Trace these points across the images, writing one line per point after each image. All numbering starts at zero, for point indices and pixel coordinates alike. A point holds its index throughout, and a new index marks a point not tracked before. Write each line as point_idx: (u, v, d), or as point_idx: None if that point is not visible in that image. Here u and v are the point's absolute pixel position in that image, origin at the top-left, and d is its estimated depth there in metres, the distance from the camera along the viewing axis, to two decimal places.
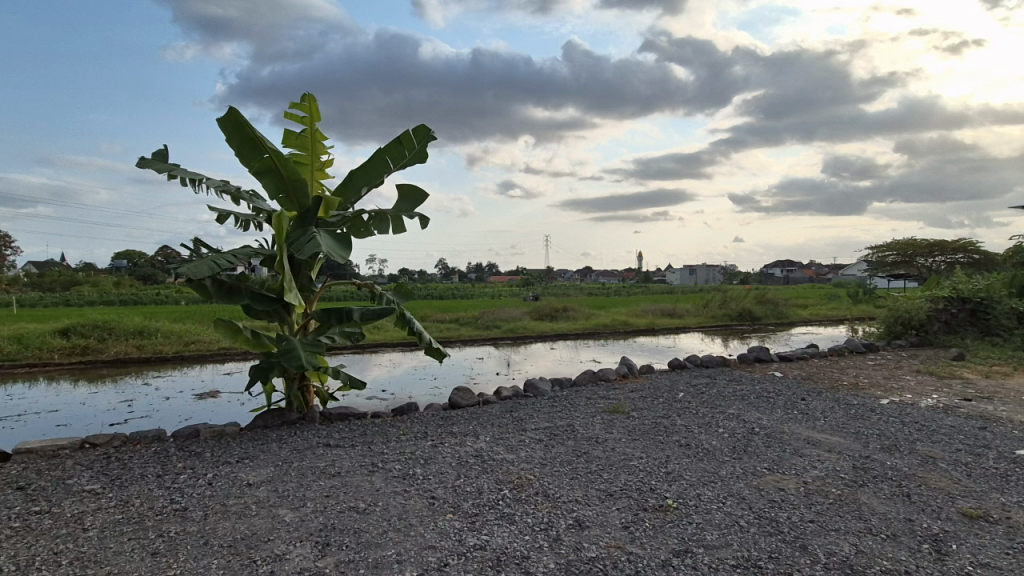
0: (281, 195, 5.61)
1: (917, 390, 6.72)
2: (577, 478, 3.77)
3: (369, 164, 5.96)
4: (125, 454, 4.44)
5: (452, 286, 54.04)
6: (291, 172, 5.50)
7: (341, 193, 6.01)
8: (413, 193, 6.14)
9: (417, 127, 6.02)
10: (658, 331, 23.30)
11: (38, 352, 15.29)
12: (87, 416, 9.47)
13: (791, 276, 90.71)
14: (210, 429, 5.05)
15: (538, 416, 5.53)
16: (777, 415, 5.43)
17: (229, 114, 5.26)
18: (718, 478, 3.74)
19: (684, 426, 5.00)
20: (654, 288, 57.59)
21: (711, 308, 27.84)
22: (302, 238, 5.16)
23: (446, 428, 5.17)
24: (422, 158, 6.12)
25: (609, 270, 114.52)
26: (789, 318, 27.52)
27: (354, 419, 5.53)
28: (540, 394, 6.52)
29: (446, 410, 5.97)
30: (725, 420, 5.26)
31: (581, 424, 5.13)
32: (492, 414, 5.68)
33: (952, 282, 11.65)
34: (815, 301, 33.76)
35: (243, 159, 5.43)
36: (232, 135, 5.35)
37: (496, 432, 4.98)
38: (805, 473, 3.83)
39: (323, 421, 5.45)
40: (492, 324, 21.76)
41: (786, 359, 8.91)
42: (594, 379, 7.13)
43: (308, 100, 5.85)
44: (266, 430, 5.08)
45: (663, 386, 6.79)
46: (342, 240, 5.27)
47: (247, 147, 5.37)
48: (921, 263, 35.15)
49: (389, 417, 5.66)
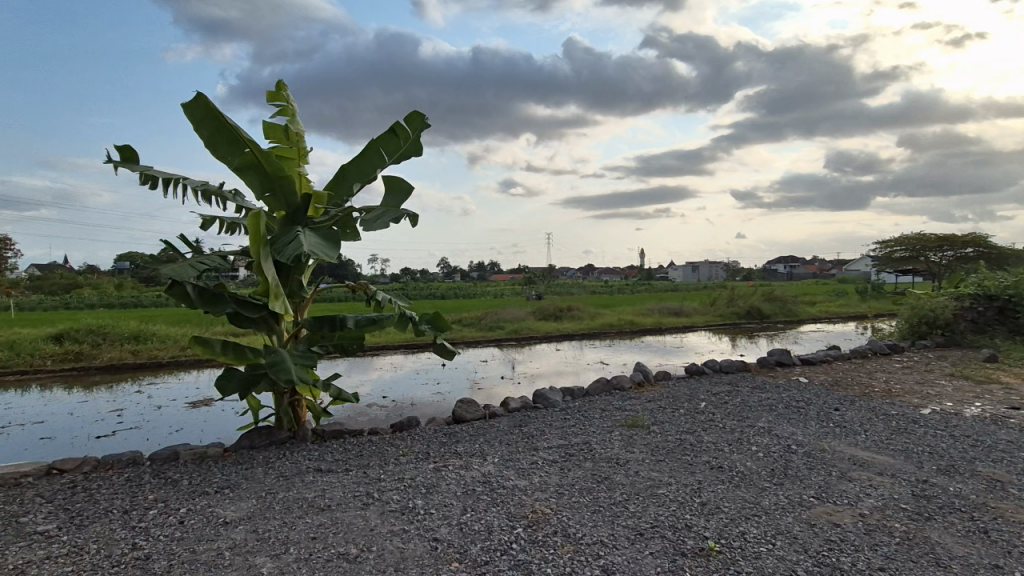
0: (267, 193, 5.16)
1: (957, 397, 6.23)
2: (601, 512, 3.30)
3: (362, 157, 5.52)
4: (94, 483, 4.00)
5: (455, 286, 53.71)
6: (274, 167, 5.06)
7: (332, 190, 5.57)
8: (401, 187, 5.70)
9: (412, 115, 5.57)
10: (665, 330, 22.83)
11: (31, 358, 14.90)
12: (74, 429, 9.04)
13: (795, 273, 90.06)
14: (191, 451, 4.61)
15: (551, 432, 5.07)
16: (812, 430, 4.95)
17: (197, 104, 4.80)
18: (761, 510, 3.28)
19: (712, 444, 4.53)
20: (657, 286, 57.05)
21: (719, 306, 27.24)
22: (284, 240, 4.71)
23: (449, 447, 4.71)
24: (417, 149, 5.68)
25: (612, 269, 114.01)
26: (798, 315, 27.00)
27: (349, 438, 5.08)
28: (551, 405, 6.04)
29: (449, 425, 5.52)
30: (756, 435, 4.79)
31: (598, 442, 4.66)
32: (499, 429, 5.22)
33: (978, 278, 11.12)
34: (823, 298, 33.25)
35: (219, 155, 4.97)
36: (203, 128, 4.89)
37: (505, 452, 4.52)
38: (859, 502, 3.36)
39: (315, 440, 5.01)
40: (496, 325, 21.31)
41: (808, 362, 8.44)
42: (608, 388, 6.67)
43: (281, 87, 5.49)
44: (253, 452, 4.64)
45: (682, 395, 6.33)
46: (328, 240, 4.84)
47: (223, 141, 4.92)
48: (929, 258, 34.53)
49: (387, 434, 5.20)
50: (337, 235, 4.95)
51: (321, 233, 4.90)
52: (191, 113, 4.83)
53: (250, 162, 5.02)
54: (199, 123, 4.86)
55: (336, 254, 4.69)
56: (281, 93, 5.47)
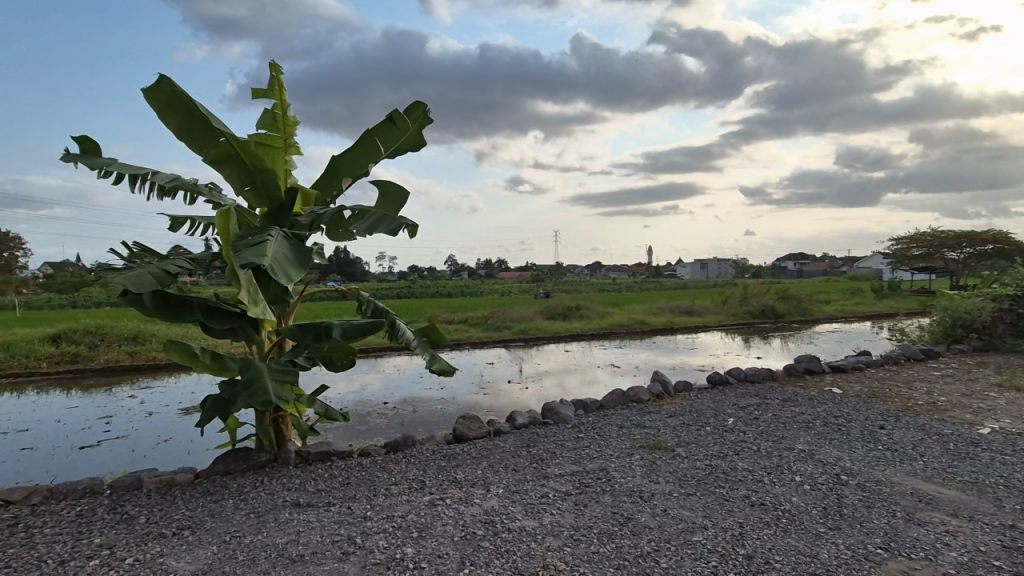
0: (247, 187, 4.65)
1: (1015, 413, 5.58)
2: (626, 567, 2.73)
3: (356, 148, 4.92)
4: (38, 519, 3.50)
5: (462, 284, 53.18)
6: (255, 159, 4.52)
7: (322, 185, 5.05)
8: (397, 194, 4.99)
9: (414, 105, 4.99)
10: (677, 330, 22.20)
11: (26, 360, 14.46)
12: (58, 437, 8.60)
13: (805, 271, 88.84)
14: (157, 478, 4.11)
15: (563, 454, 4.52)
16: (860, 454, 4.35)
17: (160, 88, 4.16)
18: (821, 567, 2.70)
19: (749, 473, 3.96)
20: (665, 283, 56.41)
21: (731, 305, 26.53)
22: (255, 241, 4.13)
23: (448, 475, 4.17)
24: (416, 141, 5.10)
25: (620, 266, 113.12)
26: (813, 314, 26.27)
27: (337, 461, 4.56)
28: (561, 421, 5.49)
29: (449, 445, 4.98)
30: (798, 461, 4.21)
31: (616, 469, 4.11)
32: (504, 451, 4.68)
33: (1018, 277, 10.39)
34: (838, 296, 32.42)
35: (190, 145, 4.41)
36: (171, 115, 4.31)
37: (510, 481, 3.98)
38: (940, 557, 2.77)
39: (299, 463, 4.50)
40: (503, 325, 20.74)
41: (839, 369, 7.82)
42: (624, 401, 6.08)
43: (273, 69, 4.89)
44: (226, 480, 4.13)
45: (706, 408, 5.77)
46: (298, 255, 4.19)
47: (195, 130, 4.36)
48: (947, 255, 33.57)
49: (381, 456, 4.69)
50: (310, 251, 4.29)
51: (295, 245, 4.27)
52: (153, 97, 4.21)
53: (226, 153, 4.48)
54: (164, 109, 4.26)
55: (293, 279, 3.92)
56: (273, 76, 4.89)
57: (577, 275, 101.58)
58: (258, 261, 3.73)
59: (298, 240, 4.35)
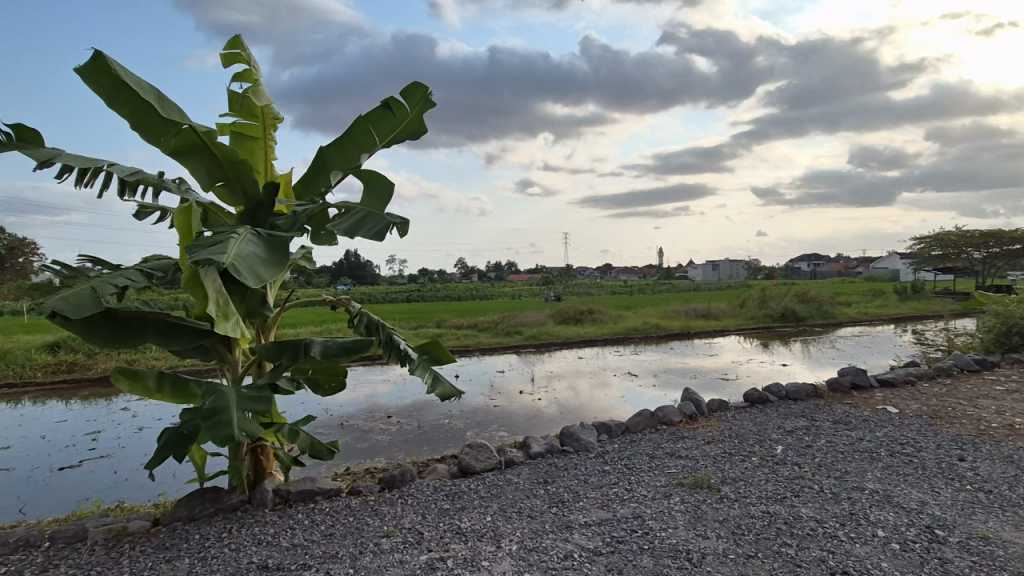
0: (219, 182, 3.97)
1: None
2: None
3: (346, 137, 4.24)
4: None
5: (472, 287, 52.56)
6: (225, 150, 3.86)
7: (309, 179, 4.34)
8: (383, 185, 4.22)
9: (412, 85, 4.22)
10: (694, 334, 21.38)
11: (21, 370, 13.98)
12: (38, 457, 8.03)
13: (820, 272, 87.28)
14: (107, 527, 3.49)
15: (587, 495, 3.81)
16: (948, 498, 3.59)
17: (99, 68, 3.43)
18: None
19: (818, 527, 3.22)
20: (677, 286, 55.25)
21: (749, 307, 25.62)
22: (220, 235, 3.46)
23: (450, 523, 3.49)
24: (416, 129, 4.37)
25: (631, 268, 111.95)
26: (835, 318, 25.28)
27: (322, 501, 3.93)
28: (583, 449, 4.79)
29: (453, 479, 4.33)
30: (875, 508, 3.47)
31: (655, 519, 3.39)
32: (517, 489, 4.00)
33: None
34: (859, 297, 31.38)
35: (144, 136, 3.70)
36: (117, 99, 3.59)
37: (525, 533, 3.27)
38: None
39: (278, 505, 3.86)
40: (514, 330, 20.05)
41: (888, 382, 7.05)
42: (653, 423, 5.37)
43: (237, 43, 4.25)
44: (187, 529, 3.50)
45: (748, 433, 5.06)
46: (272, 255, 3.46)
47: (150, 117, 3.65)
48: (971, 255, 32.38)
49: (373, 494, 4.07)
50: (287, 246, 3.60)
51: (265, 238, 3.58)
52: (96, 81, 3.51)
53: (190, 142, 3.81)
54: (110, 94, 3.56)
55: (264, 280, 3.20)
56: (238, 53, 4.25)
57: (588, 276, 100.65)
58: (214, 258, 3.01)
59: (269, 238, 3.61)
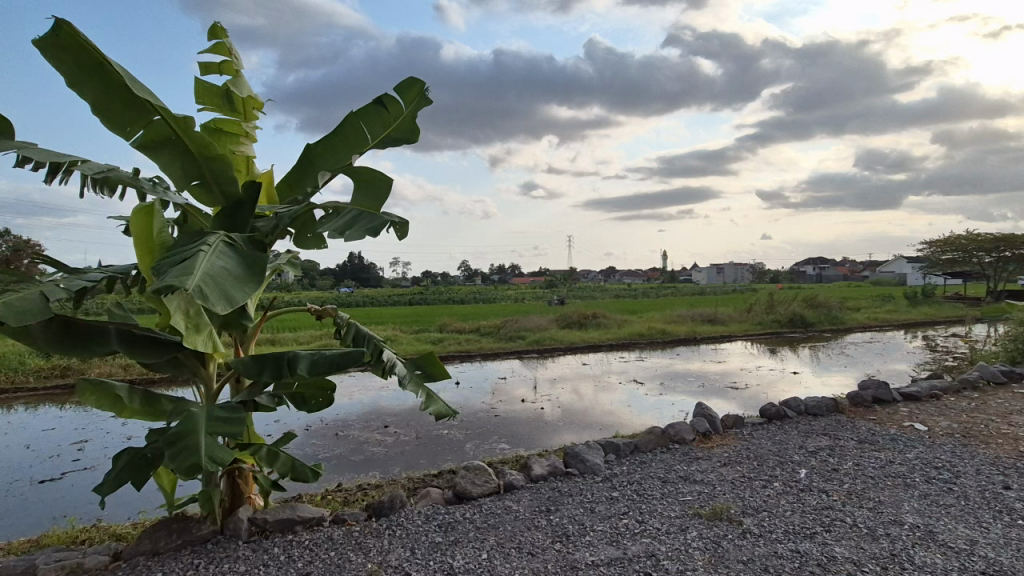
0: (195, 181, 3.56)
1: None
2: None
3: (337, 135, 3.83)
4: None
5: (475, 290, 52.26)
6: (202, 144, 3.47)
7: (292, 180, 3.89)
8: (377, 184, 3.86)
9: (407, 81, 3.86)
10: (701, 339, 20.95)
11: (13, 374, 13.66)
12: (19, 469, 7.69)
13: (825, 276, 86.56)
14: (60, 564, 3.15)
15: (595, 528, 3.44)
16: (999, 535, 3.21)
17: (59, 42, 3.01)
18: None
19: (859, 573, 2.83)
20: (683, 289, 54.72)
21: (757, 312, 25.15)
22: (188, 246, 3.06)
23: (441, 559, 3.13)
24: (411, 129, 4.01)
25: (634, 271, 111.46)
26: (845, 323, 24.77)
27: (301, 533, 3.59)
28: (589, 472, 4.43)
29: (447, 506, 3.98)
30: (921, 548, 3.07)
31: (671, 560, 3.00)
32: (517, 519, 3.64)
33: None
34: (867, 302, 30.86)
35: (111, 124, 3.30)
36: (83, 81, 3.21)
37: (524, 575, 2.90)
38: None
39: (254, 536, 3.51)
40: (517, 335, 19.67)
41: (911, 396, 6.66)
42: (665, 442, 5.01)
43: (218, 32, 3.87)
44: (149, 565, 3.16)
45: (767, 454, 4.70)
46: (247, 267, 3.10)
47: (117, 103, 3.27)
48: (981, 260, 31.80)
49: (358, 524, 3.72)
50: (264, 259, 3.21)
51: (240, 252, 3.16)
52: (56, 58, 3.09)
53: (163, 135, 3.43)
54: (73, 75, 3.16)
55: (235, 304, 2.81)
56: (219, 43, 3.88)
57: (592, 279, 100.21)
58: (180, 280, 2.60)
59: (240, 249, 3.22)
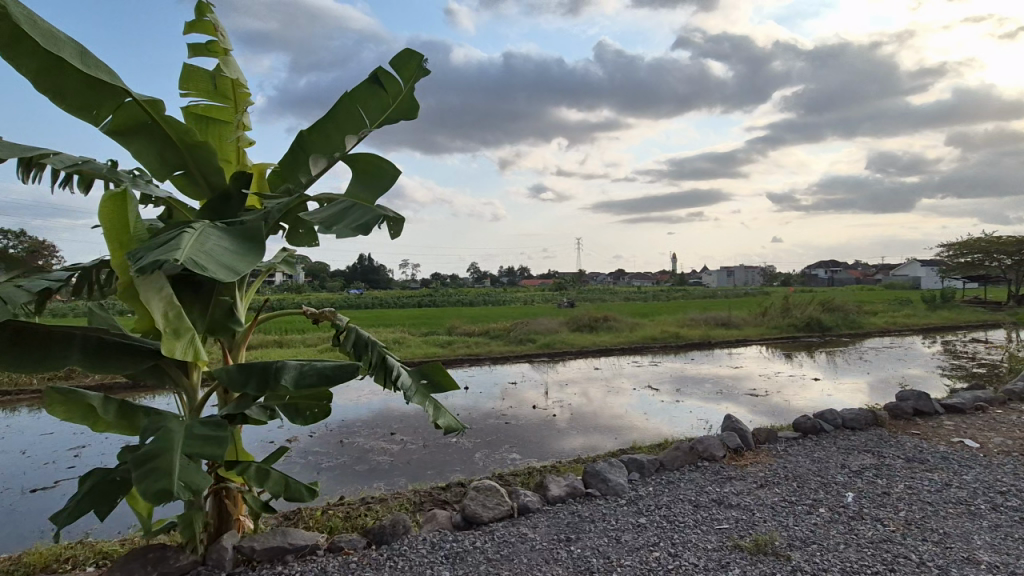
0: (177, 171, 3.21)
1: None
2: None
3: (331, 118, 3.46)
4: None
5: (484, 292, 51.89)
6: (183, 130, 3.10)
7: (283, 170, 3.53)
8: (375, 172, 3.49)
9: (404, 55, 3.47)
10: (714, 343, 20.42)
11: (17, 376, 13.47)
12: (11, 476, 7.40)
13: (838, 279, 85.40)
14: None
15: (622, 563, 3.01)
16: None
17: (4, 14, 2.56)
18: None
19: None
20: (693, 292, 54.08)
21: (771, 316, 24.57)
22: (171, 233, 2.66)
23: None
24: (409, 111, 3.62)
25: (644, 274, 110.73)
26: (862, 327, 24.15)
27: (291, 565, 3.21)
28: (611, 493, 4.02)
29: (455, 532, 3.58)
30: None
31: None
32: (532, 549, 3.24)
33: None
34: (885, 306, 30.12)
35: (75, 110, 2.90)
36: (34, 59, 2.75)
37: None
38: None
39: (238, 567, 3.14)
40: (528, 338, 19.29)
41: (955, 408, 6.19)
42: (693, 459, 4.60)
43: (205, 10, 3.53)
44: None
45: (808, 474, 4.26)
46: (241, 239, 2.74)
47: (81, 85, 2.86)
48: (1001, 263, 30.96)
49: (355, 554, 3.34)
50: (262, 228, 2.85)
51: (233, 229, 2.79)
52: None
53: (137, 120, 3.05)
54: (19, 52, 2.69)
55: (240, 273, 2.43)
56: (205, 21, 3.52)
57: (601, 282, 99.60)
58: (168, 255, 2.26)
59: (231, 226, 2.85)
